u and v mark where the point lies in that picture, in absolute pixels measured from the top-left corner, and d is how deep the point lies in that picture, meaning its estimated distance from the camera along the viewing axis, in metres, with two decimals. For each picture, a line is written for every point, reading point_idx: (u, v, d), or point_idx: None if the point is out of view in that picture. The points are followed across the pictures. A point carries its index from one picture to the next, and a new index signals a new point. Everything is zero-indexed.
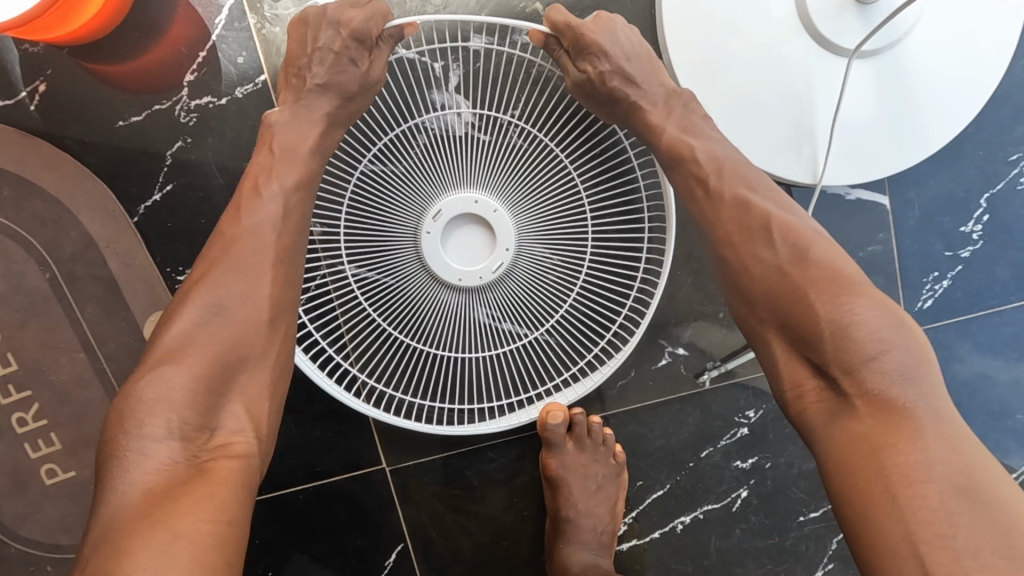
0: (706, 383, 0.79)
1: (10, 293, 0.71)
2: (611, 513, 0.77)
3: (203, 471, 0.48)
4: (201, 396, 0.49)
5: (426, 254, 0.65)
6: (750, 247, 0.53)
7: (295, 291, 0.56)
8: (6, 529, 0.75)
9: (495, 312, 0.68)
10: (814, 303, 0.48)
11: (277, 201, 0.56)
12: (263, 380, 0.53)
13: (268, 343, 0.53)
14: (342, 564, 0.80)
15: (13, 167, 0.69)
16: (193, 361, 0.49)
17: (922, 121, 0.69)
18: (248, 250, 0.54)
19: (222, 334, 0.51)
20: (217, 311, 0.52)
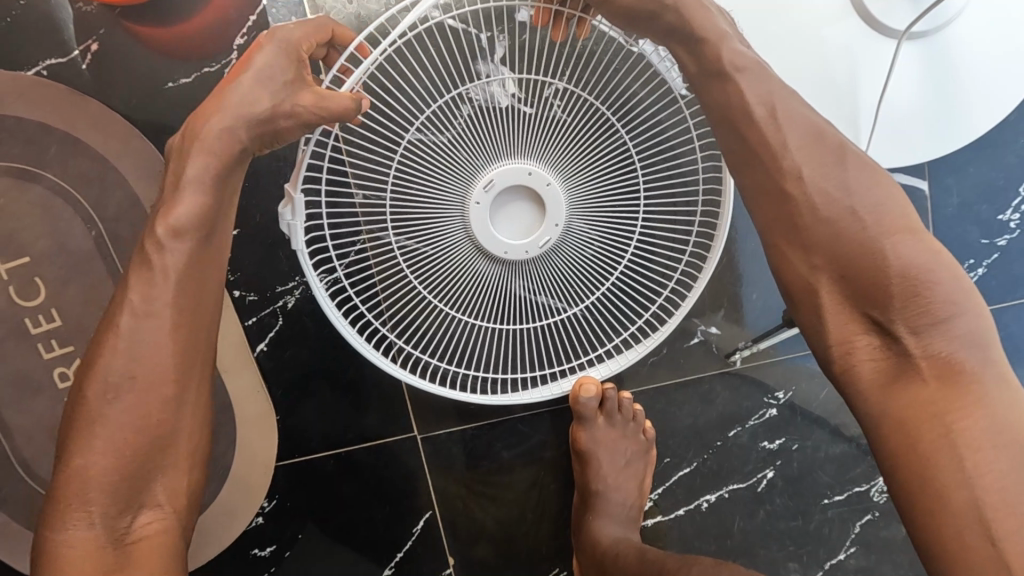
0: (737, 363, 0.80)
1: (53, 250, 0.72)
2: (638, 488, 0.78)
3: (131, 551, 0.49)
4: (121, 481, 0.49)
5: (475, 227, 0.64)
6: (810, 192, 0.50)
7: (199, 349, 0.53)
8: (43, 483, 0.76)
9: (539, 284, 0.69)
10: (878, 254, 0.48)
11: (173, 257, 0.50)
12: (185, 448, 0.52)
13: (180, 409, 0.51)
14: (370, 529, 0.82)
15: (63, 124, 0.70)
16: (104, 449, 0.48)
17: (970, 107, 0.69)
18: (146, 321, 0.49)
19: (121, 409, 0.49)
20: (115, 390, 0.49)
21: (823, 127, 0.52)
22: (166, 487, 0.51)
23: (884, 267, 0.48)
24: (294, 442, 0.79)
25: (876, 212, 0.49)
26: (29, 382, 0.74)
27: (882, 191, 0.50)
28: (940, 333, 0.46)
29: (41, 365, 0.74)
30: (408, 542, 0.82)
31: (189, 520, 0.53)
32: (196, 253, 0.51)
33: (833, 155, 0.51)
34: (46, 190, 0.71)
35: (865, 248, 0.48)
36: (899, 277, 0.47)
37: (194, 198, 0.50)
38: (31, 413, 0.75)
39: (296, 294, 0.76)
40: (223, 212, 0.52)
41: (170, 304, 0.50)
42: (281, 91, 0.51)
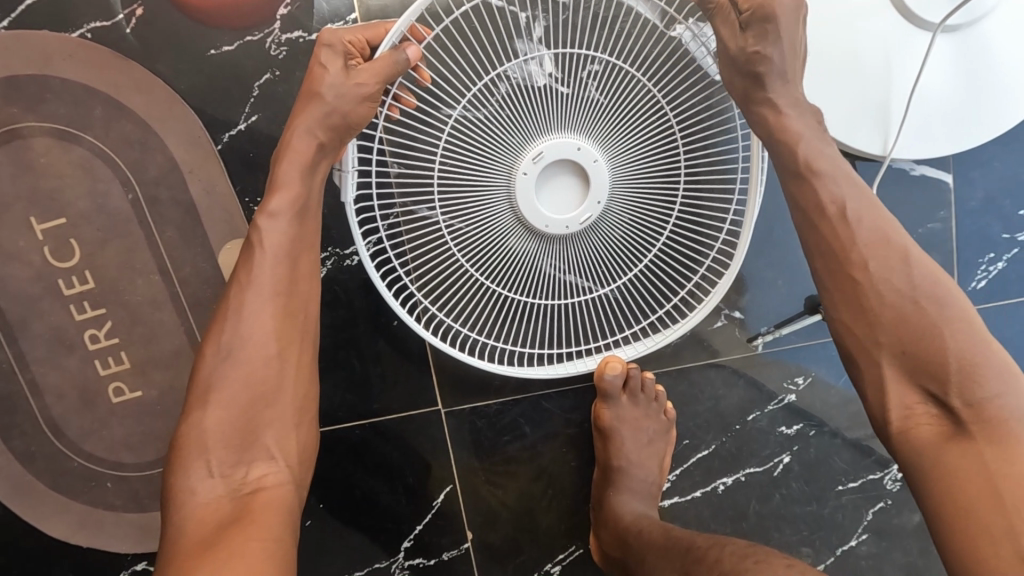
0: (759, 347, 0.81)
1: (91, 212, 0.73)
2: (659, 466, 0.80)
3: (247, 500, 0.53)
4: (233, 435, 0.55)
5: (519, 200, 0.65)
6: (869, 276, 0.55)
7: (300, 314, 0.59)
8: (70, 443, 0.77)
9: (578, 259, 0.70)
10: (925, 338, 0.53)
11: (280, 229, 0.58)
12: (288, 409, 0.57)
13: (283, 371, 0.57)
14: (391, 501, 0.83)
15: (106, 87, 0.71)
16: (219, 412, 0.55)
17: (995, 102, 0.71)
18: (255, 295, 0.57)
19: (237, 373, 0.56)
20: (227, 354, 0.56)
21: (889, 233, 0.56)
22: (278, 440, 0.56)
23: (926, 357, 0.53)
24: (320, 411, 0.80)
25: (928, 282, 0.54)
26: (62, 341, 0.75)
27: (930, 283, 0.54)
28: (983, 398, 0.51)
29: (73, 325, 0.75)
30: (428, 515, 0.83)
31: (300, 476, 0.57)
32: (292, 234, 0.59)
33: (897, 255, 0.55)
34: (86, 151, 0.72)
35: (906, 332, 0.54)
36: (955, 360, 0.52)
37: (291, 180, 0.59)
38: (63, 372, 0.76)
39: (328, 264, 0.77)
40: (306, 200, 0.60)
41: (271, 276, 0.58)
42: (336, 82, 0.58)
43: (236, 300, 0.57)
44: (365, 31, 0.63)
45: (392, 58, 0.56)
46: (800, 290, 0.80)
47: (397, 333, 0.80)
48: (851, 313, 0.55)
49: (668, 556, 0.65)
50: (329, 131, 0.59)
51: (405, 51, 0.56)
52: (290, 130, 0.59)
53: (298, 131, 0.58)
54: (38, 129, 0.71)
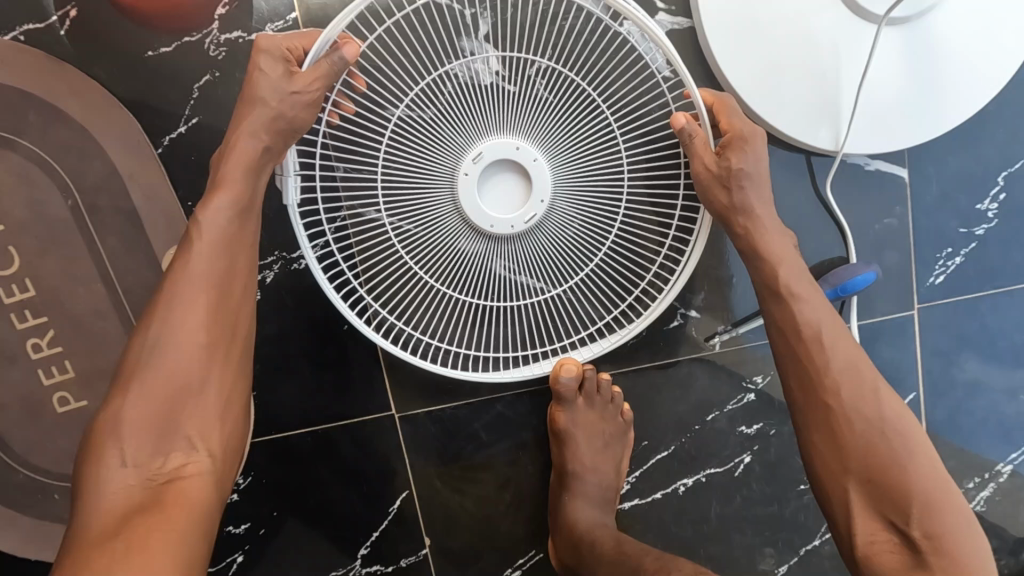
0: (716, 347, 0.80)
1: (28, 218, 0.71)
2: (616, 469, 0.79)
3: (161, 493, 0.51)
4: (152, 424, 0.53)
5: (463, 200, 0.64)
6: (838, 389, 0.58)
7: (235, 310, 0.58)
8: (15, 455, 0.75)
9: (526, 261, 0.69)
10: (883, 460, 0.57)
11: (222, 219, 0.57)
12: (214, 404, 0.55)
13: (212, 365, 0.56)
14: (346, 508, 0.81)
15: (40, 91, 0.70)
16: (141, 399, 0.53)
17: (945, 94, 0.70)
18: (192, 284, 0.56)
19: (165, 360, 0.54)
20: (156, 341, 0.54)
21: (860, 367, 0.59)
22: (200, 432, 0.54)
23: (879, 475, 0.56)
24: (270, 418, 0.79)
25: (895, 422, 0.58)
26: (3, 351, 0.74)
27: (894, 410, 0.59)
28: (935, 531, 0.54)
29: (14, 335, 0.73)
30: (385, 522, 0.82)
31: (222, 472, 0.56)
32: (233, 225, 0.58)
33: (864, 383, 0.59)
34: (23, 156, 0.70)
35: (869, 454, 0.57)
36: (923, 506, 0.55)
37: (235, 169, 0.57)
38: (5, 383, 0.74)
39: (275, 269, 0.76)
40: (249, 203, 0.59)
41: (206, 268, 0.56)
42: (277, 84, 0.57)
43: (168, 292, 0.55)
44: (300, 38, 0.60)
45: (328, 59, 0.56)
46: None
47: (347, 338, 0.78)
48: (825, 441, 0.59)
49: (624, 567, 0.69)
50: (270, 132, 0.58)
51: (341, 51, 0.55)
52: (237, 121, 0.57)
53: (242, 131, 0.57)
54: None
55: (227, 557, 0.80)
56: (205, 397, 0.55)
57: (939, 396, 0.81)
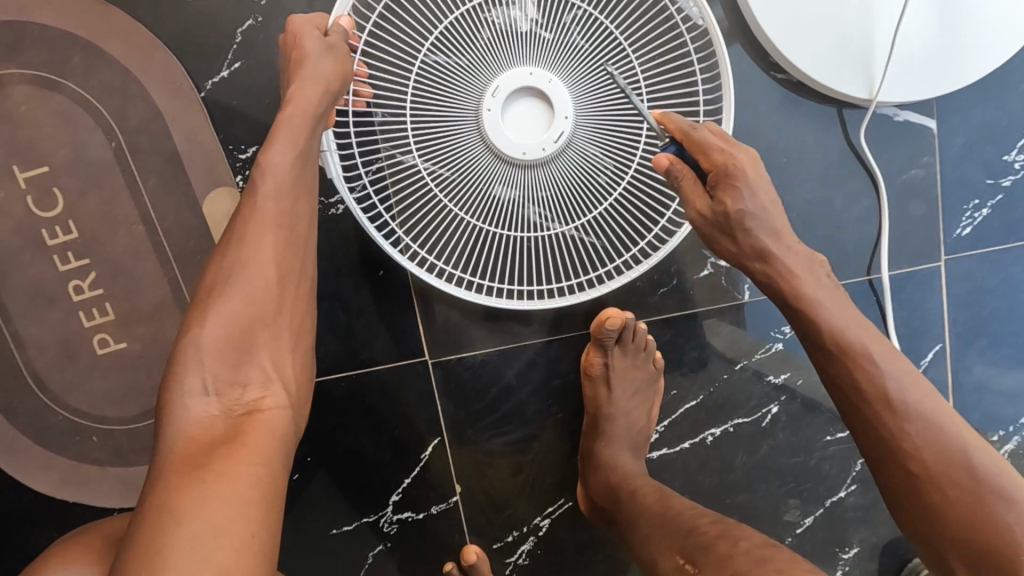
0: (744, 297, 0.81)
1: (73, 160, 0.73)
2: (646, 417, 0.80)
3: (240, 423, 0.51)
4: (230, 353, 0.53)
5: (488, 127, 0.64)
6: (838, 335, 0.59)
7: (299, 248, 0.58)
8: (54, 396, 0.76)
9: (553, 191, 0.68)
10: (939, 423, 0.56)
11: (288, 159, 0.57)
12: (285, 337, 0.56)
13: (281, 301, 0.56)
14: (378, 455, 0.82)
15: (87, 34, 0.71)
16: (217, 329, 0.53)
17: (976, 42, 0.71)
18: (268, 221, 0.57)
19: (239, 293, 0.54)
20: (229, 274, 0.55)
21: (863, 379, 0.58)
22: (273, 363, 0.55)
23: (913, 437, 0.56)
24: None
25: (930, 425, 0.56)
26: (45, 292, 0.75)
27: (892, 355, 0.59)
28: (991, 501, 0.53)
29: (56, 276, 0.75)
30: (416, 468, 0.83)
31: (296, 406, 0.55)
32: (296, 170, 0.58)
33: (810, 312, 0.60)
34: (69, 99, 0.72)
35: (910, 415, 0.56)
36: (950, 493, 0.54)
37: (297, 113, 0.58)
38: (45, 324, 0.75)
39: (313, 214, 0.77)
40: (308, 151, 0.59)
41: (273, 207, 0.57)
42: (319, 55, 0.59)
43: (239, 234, 0.56)
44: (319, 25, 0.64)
45: (337, 34, 0.60)
46: None
47: (381, 283, 0.79)
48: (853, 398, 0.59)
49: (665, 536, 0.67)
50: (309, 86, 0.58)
51: (339, 25, 0.61)
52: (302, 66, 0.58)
53: (300, 90, 0.58)
54: (18, 76, 0.71)
55: None
56: (279, 328, 0.56)
57: (965, 347, 0.82)
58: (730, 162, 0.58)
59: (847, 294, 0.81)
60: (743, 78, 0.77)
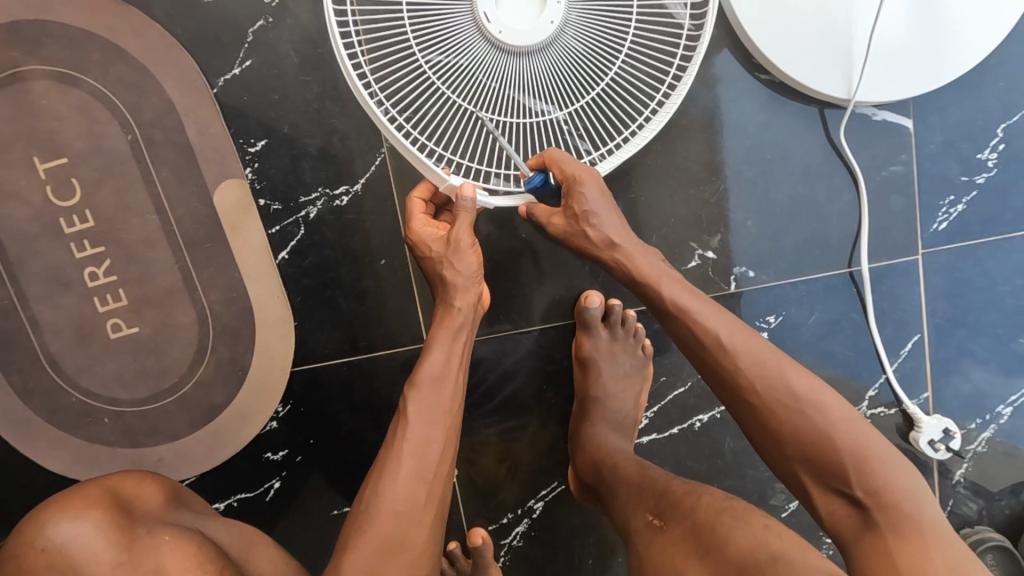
0: (731, 287, 0.85)
1: (91, 152, 0.76)
2: (635, 401, 0.84)
3: None
4: (362, 568, 0.58)
5: (483, 14, 0.65)
6: (702, 334, 0.62)
7: (443, 466, 0.64)
8: (69, 379, 0.80)
9: (547, 79, 0.70)
10: (812, 416, 0.57)
11: (439, 373, 0.66)
12: (414, 554, 0.60)
13: (422, 513, 0.61)
14: (379, 438, 0.86)
15: (105, 32, 0.75)
16: (364, 538, 0.59)
17: (947, 47, 0.75)
18: (405, 448, 0.62)
19: (387, 503, 0.60)
20: (383, 485, 0.61)
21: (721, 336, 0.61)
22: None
23: (809, 434, 0.57)
24: (309, 349, 0.83)
25: (786, 381, 0.58)
26: (61, 278, 0.78)
27: (756, 347, 0.61)
28: (879, 485, 0.54)
29: (72, 263, 0.78)
30: None
31: None
32: (444, 382, 0.66)
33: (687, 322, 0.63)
34: (88, 94, 0.76)
35: (809, 412, 0.57)
36: (850, 458, 0.55)
37: (443, 335, 0.67)
38: (61, 309, 0.79)
39: (318, 206, 0.80)
40: (452, 354, 0.67)
41: (426, 419, 0.64)
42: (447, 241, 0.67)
43: (381, 469, 0.62)
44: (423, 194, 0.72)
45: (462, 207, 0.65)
46: (771, 230, 0.84)
47: (384, 272, 0.82)
48: (711, 378, 0.63)
49: (642, 500, 0.68)
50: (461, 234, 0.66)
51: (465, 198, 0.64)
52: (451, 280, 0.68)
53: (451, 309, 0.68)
54: (40, 72, 0.75)
55: (266, 483, 0.84)
56: (406, 558, 0.60)
57: (943, 338, 0.86)
58: (573, 178, 0.64)
59: (828, 286, 0.85)
60: (730, 78, 0.81)
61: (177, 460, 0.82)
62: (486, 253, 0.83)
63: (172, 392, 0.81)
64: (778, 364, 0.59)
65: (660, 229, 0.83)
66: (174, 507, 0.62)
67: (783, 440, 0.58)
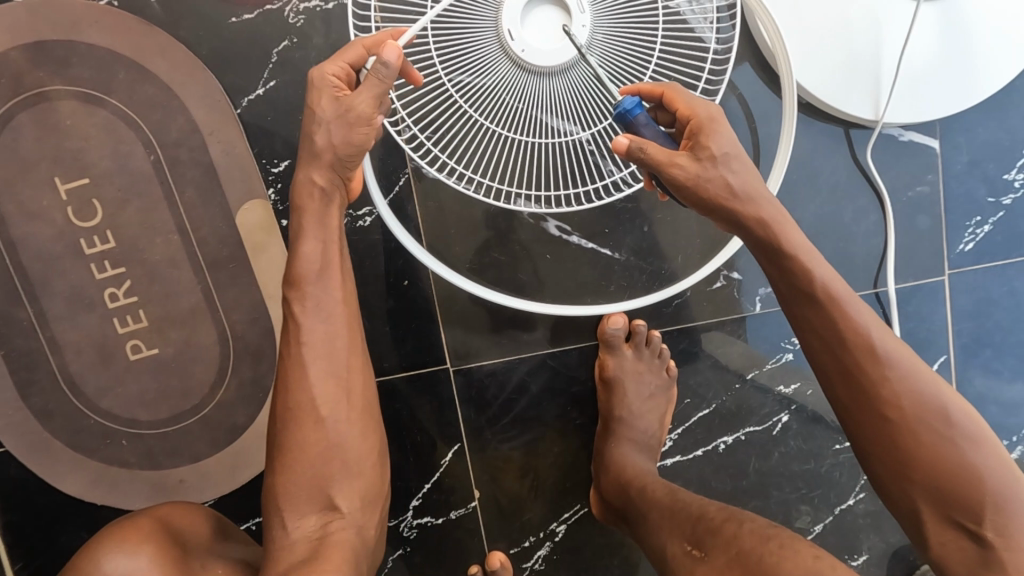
0: (756, 308, 0.84)
1: (113, 172, 0.76)
2: (659, 422, 0.83)
3: (329, 533, 0.60)
4: (318, 470, 0.60)
5: (509, 36, 0.64)
6: (860, 330, 0.58)
7: (358, 356, 0.63)
8: (87, 401, 0.79)
9: (573, 101, 0.69)
10: (942, 429, 0.57)
11: (317, 265, 0.61)
12: (360, 442, 0.62)
13: (354, 406, 0.62)
14: (400, 459, 0.84)
15: (129, 52, 0.74)
16: (305, 441, 0.60)
17: (975, 69, 0.75)
18: (310, 353, 0.61)
19: (322, 400, 0.61)
20: (316, 387, 0.61)
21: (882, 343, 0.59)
22: (346, 491, 0.61)
23: (939, 450, 0.57)
24: None
25: (931, 408, 0.58)
26: (81, 298, 0.77)
27: (905, 355, 0.59)
28: (1007, 524, 0.56)
29: (92, 284, 0.77)
30: (436, 474, 0.85)
31: (365, 521, 0.62)
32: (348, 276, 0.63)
33: (844, 314, 0.59)
34: (112, 114, 0.75)
35: (943, 430, 0.57)
36: (990, 497, 0.56)
37: (314, 230, 0.61)
38: (81, 329, 0.78)
39: (341, 226, 0.80)
40: (331, 206, 0.62)
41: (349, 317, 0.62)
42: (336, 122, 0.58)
43: (288, 371, 0.61)
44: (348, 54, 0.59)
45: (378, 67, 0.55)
46: None
47: (408, 293, 0.82)
48: (839, 377, 0.60)
49: (674, 525, 0.67)
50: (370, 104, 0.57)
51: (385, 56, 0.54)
52: (328, 159, 0.59)
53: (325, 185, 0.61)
54: (62, 92, 0.74)
55: None
56: (350, 458, 0.61)
57: (969, 359, 0.85)
58: (705, 114, 0.59)
59: None
60: (756, 98, 0.80)
61: (196, 482, 0.81)
62: (509, 271, 0.82)
63: (192, 413, 0.80)
64: (932, 388, 0.59)
65: (684, 250, 0.83)
66: (220, 540, 0.64)
67: (917, 465, 0.57)
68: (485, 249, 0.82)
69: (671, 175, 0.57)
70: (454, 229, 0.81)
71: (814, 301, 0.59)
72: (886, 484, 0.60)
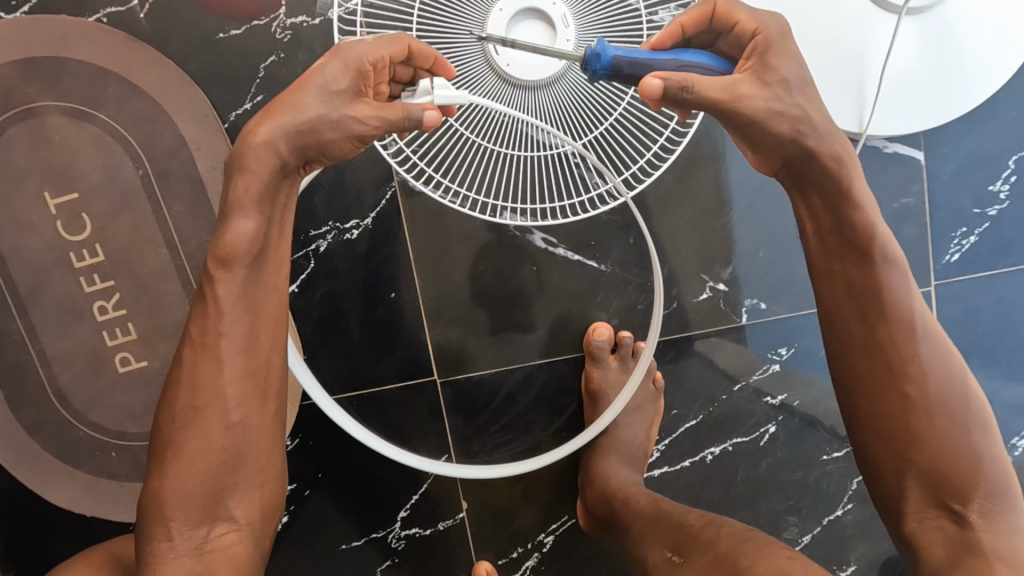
0: (742, 319, 0.84)
1: (103, 186, 0.76)
2: (647, 432, 0.84)
3: (212, 549, 0.55)
4: (213, 485, 0.55)
5: (493, 50, 0.65)
6: (892, 297, 0.58)
7: (251, 366, 0.54)
8: (76, 413, 0.79)
9: (556, 114, 0.69)
10: (956, 423, 0.57)
11: (248, 257, 0.52)
12: (261, 458, 0.56)
13: (254, 417, 0.55)
14: (388, 470, 0.85)
15: (118, 68, 0.75)
16: (196, 441, 0.54)
17: (956, 83, 0.75)
18: (228, 346, 0.53)
19: (202, 402, 0.54)
20: (189, 382, 0.54)
21: (912, 315, 0.59)
22: (242, 507, 0.56)
23: (951, 447, 0.57)
24: (319, 382, 0.83)
25: (946, 396, 0.58)
26: (70, 311, 0.78)
27: (937, 340, 0.59)
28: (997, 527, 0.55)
29: (82, 296, 0.78)
30: (423, 485, 0.85)
31: (262, 535, 0.58)
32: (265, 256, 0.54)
33: (883, 279, 0.58)
34: (101, 129, 0.76)
35: (955, 421, 0.57)
36: (982, 496, 0.56)
37: (248, 218, 0.52)
38: (71, 341, 0.78)
39: (328, 238, 0.80)
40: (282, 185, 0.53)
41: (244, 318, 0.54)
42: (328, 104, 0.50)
43: (192, 348, 0.54)
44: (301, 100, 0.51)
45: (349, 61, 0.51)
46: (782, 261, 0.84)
47: (396, 305, 0.82)
48: (864, 359, 0.59)
49: (659, 534, 0.67)
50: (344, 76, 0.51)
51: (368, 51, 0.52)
52: (248, 138, 0.50)
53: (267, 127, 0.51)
54: (52, 107, 0.75)
55: None
56: (251, 469, 0.56)
57: None
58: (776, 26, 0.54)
59: None
60: None
61: None
62: (496, 283, 0.83)
63: None
64: (953, 375, 0.59)
65: (670, 262, 0.83)
66: None
67: (917, 452, 0.57)
68: (472, 261, 0.82)
69: (739, 108, 0.52)
70: (441, 241, 0.82)
71: (867, 261, 0.59)
72: (880, 470, 0.59)
